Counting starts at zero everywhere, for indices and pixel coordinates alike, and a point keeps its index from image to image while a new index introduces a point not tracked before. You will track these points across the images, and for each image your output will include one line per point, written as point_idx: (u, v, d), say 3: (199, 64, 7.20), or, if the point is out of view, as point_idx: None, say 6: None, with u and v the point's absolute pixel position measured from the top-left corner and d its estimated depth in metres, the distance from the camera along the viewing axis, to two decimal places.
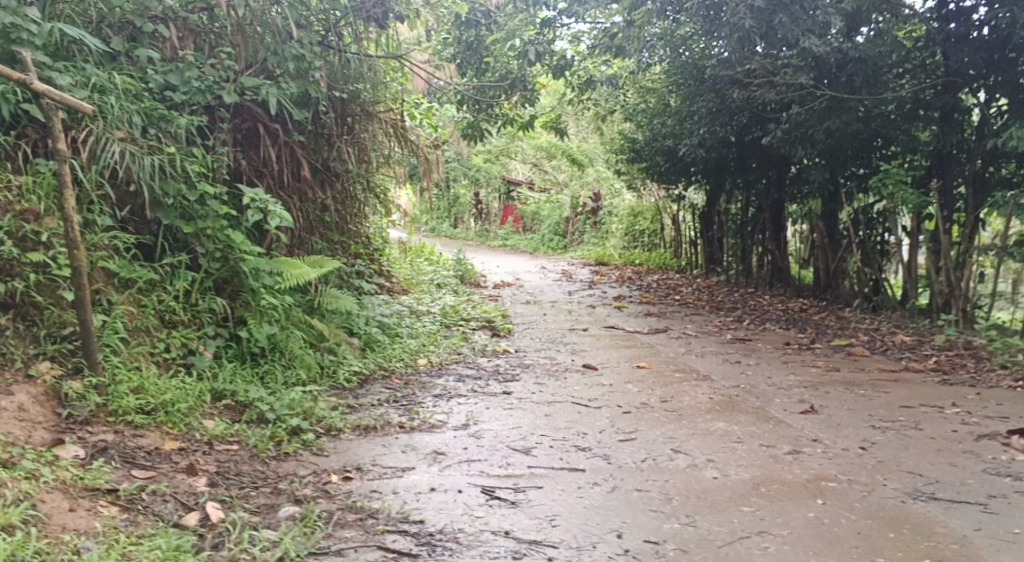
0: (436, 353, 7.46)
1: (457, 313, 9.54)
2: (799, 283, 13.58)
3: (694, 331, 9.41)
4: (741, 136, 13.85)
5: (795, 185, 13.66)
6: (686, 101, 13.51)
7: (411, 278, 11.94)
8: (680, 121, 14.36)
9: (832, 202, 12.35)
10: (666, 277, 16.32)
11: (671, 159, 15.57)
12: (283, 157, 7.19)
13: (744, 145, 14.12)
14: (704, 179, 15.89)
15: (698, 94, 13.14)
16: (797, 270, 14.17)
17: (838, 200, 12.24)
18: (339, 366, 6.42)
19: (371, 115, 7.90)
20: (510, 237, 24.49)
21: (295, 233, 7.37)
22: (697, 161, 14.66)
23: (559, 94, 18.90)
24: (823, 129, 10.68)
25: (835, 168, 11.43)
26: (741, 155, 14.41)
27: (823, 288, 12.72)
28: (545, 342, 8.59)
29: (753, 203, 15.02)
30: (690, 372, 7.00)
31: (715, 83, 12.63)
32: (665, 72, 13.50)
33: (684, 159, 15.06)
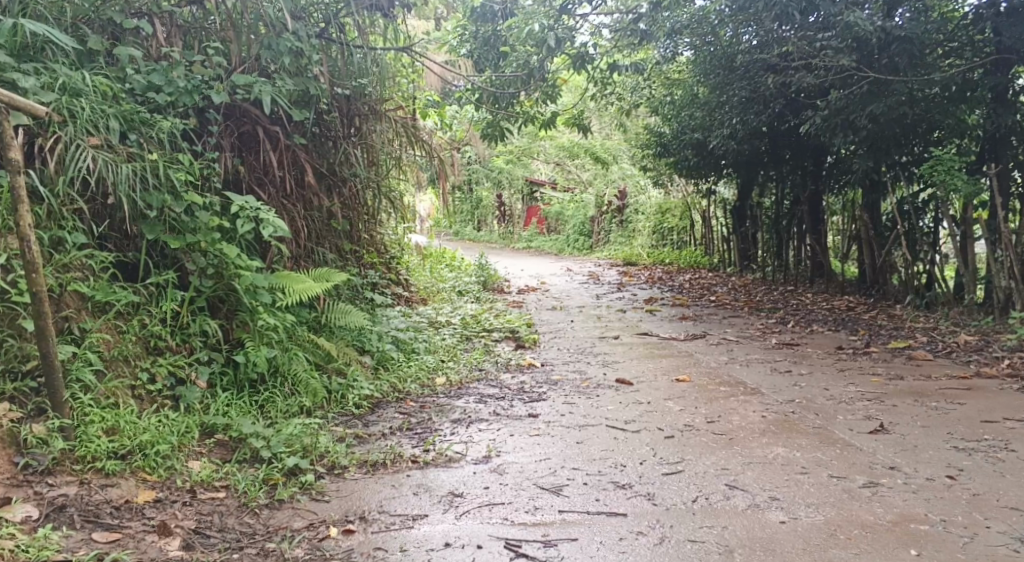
0: (455, 370, 6.86)
1: (477, 323, 8.93)
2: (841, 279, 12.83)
3: (734, 336, 8.72)
4: (775, 126, 13.13)
5: (833, 175, 12.94)
6: (716, 91, 12.80)
7: (431, 287, 11.35)
8: (710, 112, 13.65)
9: (875, 192, 11.61)
10: (698, 276, 15.61)
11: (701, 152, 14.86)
12: (284, 161, 6.61)
13: (777, 135, 13.40)
14: (735, 173, 15.16)
15: (728, 82, 12.43)
16: (838, 266, 13.43)
17: (881, 189, 11.50)
18: (348, 390, 5.81)
19: (380, 115, 7.27)
20: (534, 239, 23.85)
21: (300, 244, 6.79)
22: (728, 154, 13.95)
23: (581, 89, 18.22)
24: (868, 115, 9.94)
25: (880, 156, 10.69)
26: (773, 146, 13.70)
27: (869, 284, 11.98)
28: (574, 353, 7.95)
29: (788, 197, 14.29)
30: (736, 385, 6.34)
31: (748, 69, 11.90)
32: (693, 60, 12.80)
33: (715, 152, 14.36)
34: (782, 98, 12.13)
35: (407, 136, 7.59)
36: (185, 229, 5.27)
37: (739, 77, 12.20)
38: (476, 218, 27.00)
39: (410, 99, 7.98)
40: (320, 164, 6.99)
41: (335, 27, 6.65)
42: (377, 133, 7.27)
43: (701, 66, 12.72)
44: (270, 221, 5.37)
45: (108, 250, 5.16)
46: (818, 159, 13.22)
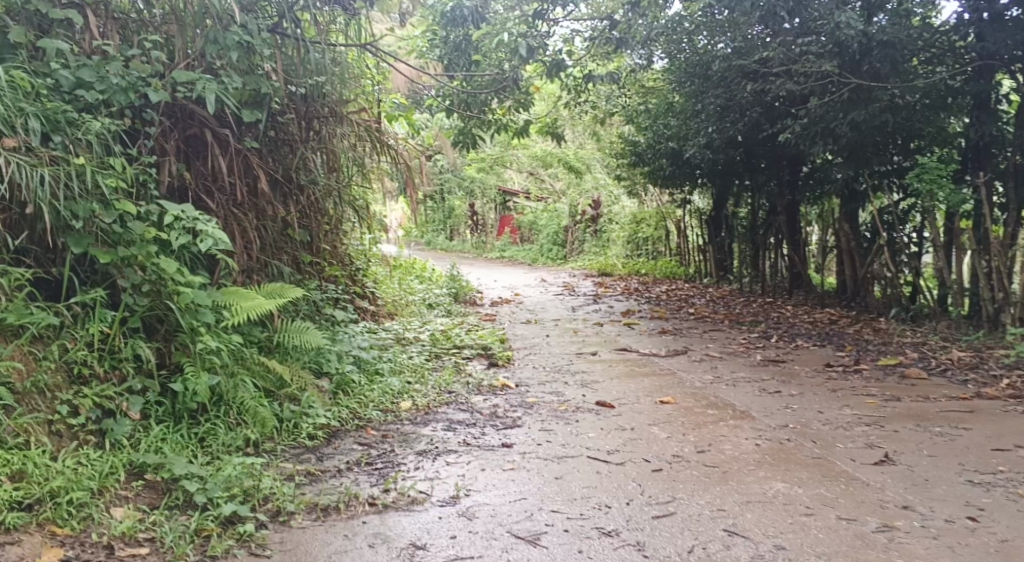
0: (422, 393, 6.33)
1: (448, 339, 8.41)
2: (823, 291, 12.44)
3: (717, 352, 8.28)
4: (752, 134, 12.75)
5: (813, 183, 12.56)
6: (691, 101, 12.40)
7: (400, 300, 10.83)
8: (686, 120, 13.24)
9: (856, 200, 11.24)
10: (675, 287, 15.18)
11: (676, 162, 14.44)
12: (233, 167, 6.09)
13: (754, 144, 13.04)
14: (711, 182, 14.76)
15: (705, 89, 12.04)
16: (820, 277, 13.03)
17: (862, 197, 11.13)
18: (302, 418, 5.27)
19: (340, 118, 6.74)
20: (507, 249, 23.35)
21: (253, 257, 6.25)
22: (704, 163, 13.56)
23: (553, 97, 17.78)
24: (851, 121, 9.56)
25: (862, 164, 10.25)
26: (750, 154, 13.31)
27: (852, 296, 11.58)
28: (550, 371, 7.46)
29: (765, 206, 13.88)
30: (725, 408, 5.88)
31: (724, 74, 11.51)
32: (668, 67, 12.41)
33: (691, 161, 13.96)
34: (761, 105, 11.75)
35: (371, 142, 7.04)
36: (118, 241, 4.76)
37: (716, 84, 11.80)
38: (448, 229, 26.54)
39: (374, 101, 7.46)
40: (274, 170, 6.46)
41: (288, 22, 6.14)
42: (337, 137, 6.73)
43: (676, 73, 12.33)
44: (209, 232, 4.88)
45: (25, 266, 4.64)
46: (797, 168, 12.84)
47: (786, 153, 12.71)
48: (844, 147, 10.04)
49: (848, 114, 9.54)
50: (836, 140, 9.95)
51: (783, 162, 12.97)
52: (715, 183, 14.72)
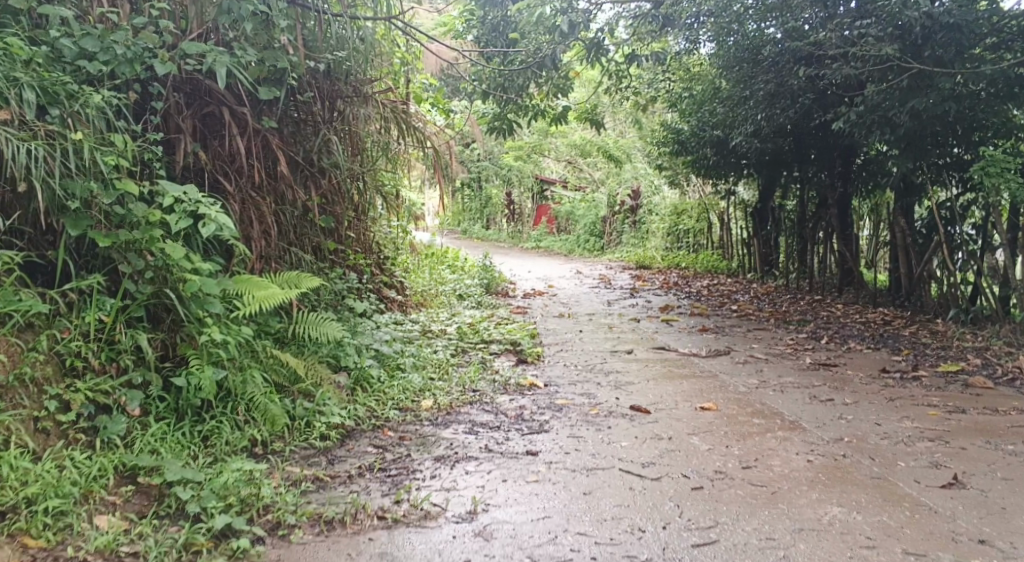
0: (446, 391, 5.95)
1: (476, 333, 8.03)
2: (873, 289, 11.87)
3: (762, 354, 7.81)
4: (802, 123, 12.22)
5: (865, 175, 12.01)
6: (738, 87, 11.90)
7: (429, 290, 10.48)
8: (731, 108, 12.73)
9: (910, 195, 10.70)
10: (715, 282, 14.67)
11: (721, 151, 13.93)
12: (251, 147, 5.76)
13: (802, 134, 12.51)
14: (756, 173, 14.23)
15: (753, 75, 11.52)
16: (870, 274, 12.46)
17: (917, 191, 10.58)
18: (315, 416, 4.91)
19: (365, 97, 6.38)
20: (543, 239, 22.94)
21: (271, 244, 5.89)
22: (751, 153, 13.04)
23: (594, 83, 17.32)
24: (910, 110, 9.01)
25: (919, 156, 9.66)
26: (798, 144, 12.78)
27: (906, 296, 11.01)
28: (583, 370, 7.05)
29: (812, 199, 13.33)
30: (772, 417, 5.44)
31: (775, 59, 10.99)
32: (714, 52, 11.92)
33: (736, 150, 13.45)
34: (812, 92, 11.21)
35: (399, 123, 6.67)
36: (119, 224, 4.45)
37: (766, 69, 11.28)
38: (484, 216, 26.28)
39: (402, 81, 7.10)
40: (295, 152, 6.11)
41: None
42: (362, 117, 6.38)
43: (723, 58, 11.82)
44: (214, 217, 4.52)
45: (15, 247, 4.35)
46: (848, 160, 12.28)
47: (837, 143, 12.16)
48: (901, 137, 9.49)
49: (907, 104, 9.01)
50: (894, 129, 9.41)
51: (833, 153, 12.41)
52: (760, 174, 14.19)
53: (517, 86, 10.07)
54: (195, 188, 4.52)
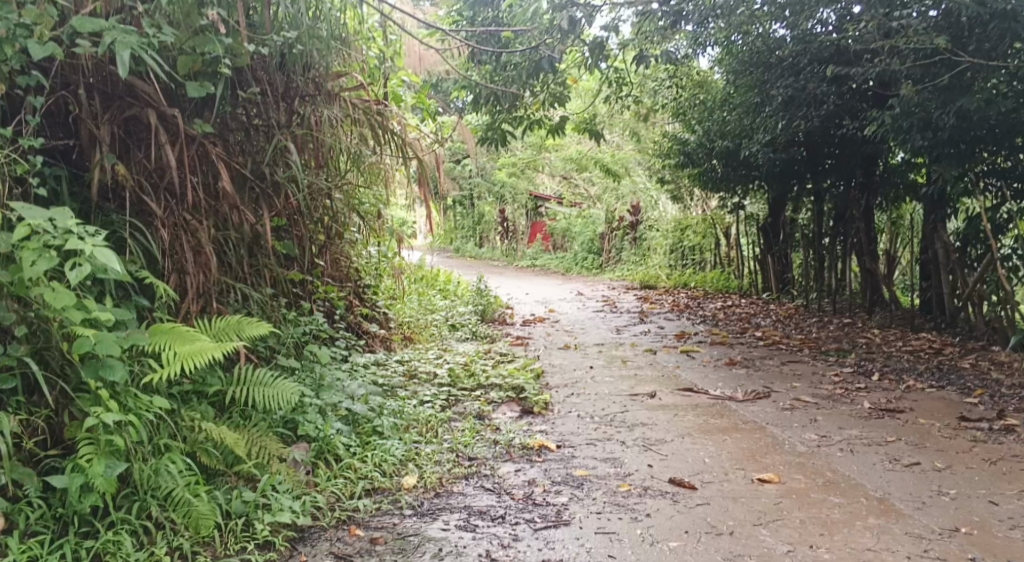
0: (435, 460, 4.71)
1: (470, 376, 6.79)
2: (910, 310, 10.71)
3: (812, 399, 6.62)
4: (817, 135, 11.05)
5: (895, 184, 10.86)
6: (750, 94, 10.76)
7: (417, 322, 9.23)
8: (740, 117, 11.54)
9: (939, 209, 9.87)
10: (730, 303, 13.44)
11: (732, 165, 12.67)
12: (184, 159, 4.55)
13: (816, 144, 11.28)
14: (767, 186, 13.03)
15: (769, 80, 10.38)
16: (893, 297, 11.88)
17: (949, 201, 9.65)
18: (255, 513, 3.78)
19: (330, 96, 5.18)
20: (539, 258, 21.73)
21: (208, 279, 4.64)
22: (762, 164, 11.77)
23: (591, 92, 16.15)
24: (957, 110, 7.87)
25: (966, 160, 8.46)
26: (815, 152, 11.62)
27: (952, 319, 9.84)
28: (599, 423, 5.83)
29: (831, 213, 12.15)
30: (854, 498, 4.27)
31: (798, 58, 9.81)
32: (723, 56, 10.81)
33: (749, 161, 12.24)
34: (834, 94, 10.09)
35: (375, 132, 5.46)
36: None
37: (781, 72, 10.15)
38: (477, 235, 25.29)
39: (377, 78, 5.93)
40: (241, 163, 4.89)
41: None
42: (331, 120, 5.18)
43: (733, 61, 10.69)
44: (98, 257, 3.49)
45: None
46: (871, 166, 11.06)
47: (859, 150, 10.87)
48: (948, 140, 8.31)
49: (953, 104, 7.88)
50: (936, 132, 8.28)
51: (854, 161, 11.20)
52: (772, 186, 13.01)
53: (511, 92, 8.95)
54: (66, 211, 3.53)
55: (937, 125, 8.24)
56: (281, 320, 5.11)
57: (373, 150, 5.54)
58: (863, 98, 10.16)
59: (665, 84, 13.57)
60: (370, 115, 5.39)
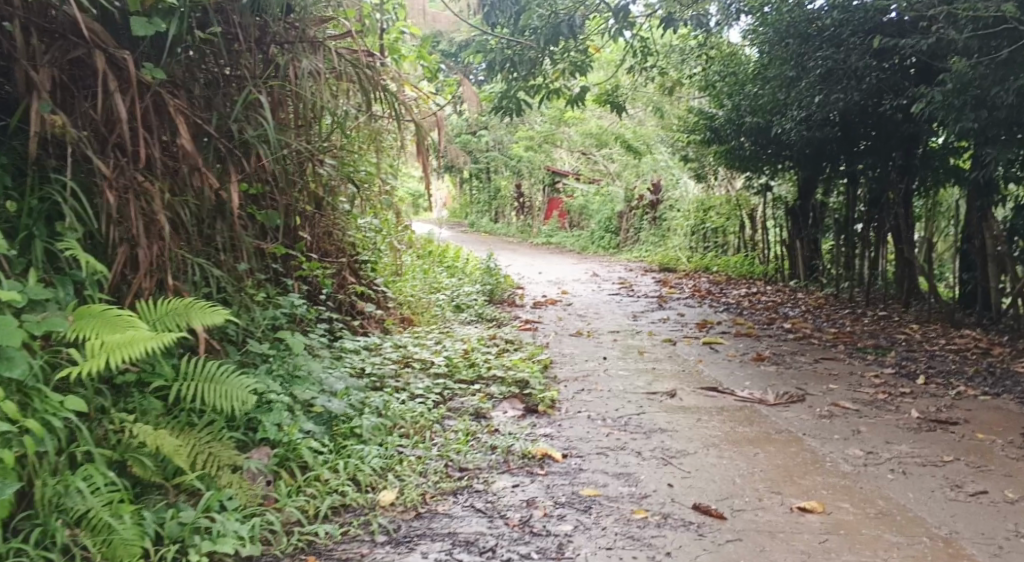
0: (422, 467, 4.03)
1: (470, 366, 6.13)
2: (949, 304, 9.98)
3: (852, 405, 5.93)
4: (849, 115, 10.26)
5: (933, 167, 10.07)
6: (783, 68, 9.93)
7: (419, 301, 8.55)
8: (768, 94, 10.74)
9: (984, 195, 9.17)
10: (754, 290, 12.69)
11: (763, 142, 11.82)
12: (137, 112, 3.87)
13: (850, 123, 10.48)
14: (795, 167, 12.25)
15: (804, 55, 9.61)
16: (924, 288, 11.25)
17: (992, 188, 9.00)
18: (191, 539, 3.32)
19: (312, 44, 4.49)
20: (554, 235, 21.02)
21: (159, 253, 3.96)
22: (794, 143, 11.01)
23: (614, 63, 15.38)
24: (1017, 88, 7.17)
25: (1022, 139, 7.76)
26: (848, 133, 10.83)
27: (993, 317, 9.15)
28: (613, 427, 5.16)
29: (863, 198, 11.38)
30: (915, 537, 3.61)
31: (840, 29, 9.09)
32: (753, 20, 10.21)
33: (779, 140, 11.46)
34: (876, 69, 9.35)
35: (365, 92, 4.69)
36: None
37: (820, 44, 9.42)
38: (492, 210, 24.66)
39: (374, 28, 5.24)
40: (206, 119, 4.21)
41: None
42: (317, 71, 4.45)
43: (768, 31, 10.00)
44: None
45: None
46: (911, 148, 10.20)
47: (898, 130, 10.03)
48: (1003, 121, 7.58)
49: (1015, 80, 7.16)
50: (993, 111, 7.55)
51: (891, 141, 10.33)
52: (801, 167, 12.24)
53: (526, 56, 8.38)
54: None
55: (992, 103, 7.52)
56: (246, 301, 4.45)
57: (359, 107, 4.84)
58: (904, 76, 9.39)
59: (694, 54, 12.78)
60: (358, 69, 4.63)
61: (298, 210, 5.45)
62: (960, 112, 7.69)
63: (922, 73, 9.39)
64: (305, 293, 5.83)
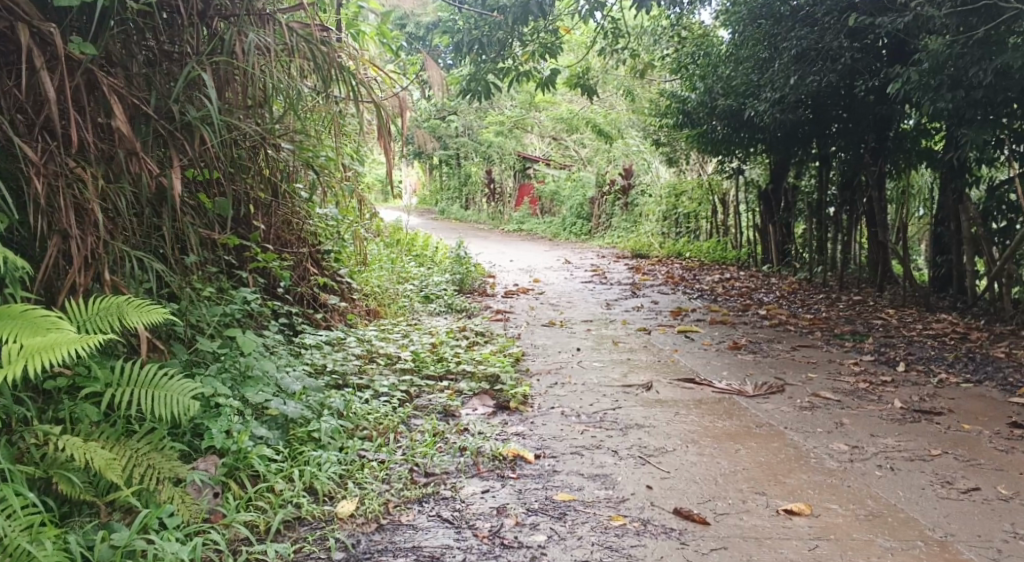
0: (384, 473, 3.77)
1: (437, 361, 5.85)
2: (924, 287, 9.82)
3: (835, 396, 5.72)
4: (821, 99, 9.97)
5: (906, 150, 9.86)
6: (757, 48, 9.91)
7: (386, 291, 8.26)
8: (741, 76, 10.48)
9: (956, 175, 9.03)
10: (728, 276, 12.50)
11: (734, 128, 11.53)
12: (65, 90, 3.58)
13: (820, 105, 10.11)
14: (765, 151, 12.04)
15: (784, 35, 9.41)
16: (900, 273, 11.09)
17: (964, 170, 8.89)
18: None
19: (262, 20, 4.22)
20: (526, 222, 20.77)
21: (93, 242, 3.66)
22: (767, 128, 10.68)
23: (584, 46, 15.14)
24: (995, 68, 7.00)
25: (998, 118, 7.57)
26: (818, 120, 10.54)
27: (967, 301, 9.02)
28: (587, 425, 4.91)
29: (834, 181, 11.18)
30: (910, 545, 3.42)
31: (814, 8, 9.00)
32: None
33: (751, 124, 11.22)
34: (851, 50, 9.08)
35: (319, 71, 4.37)
36: None
37: (794, 25, 9.25)
38: (462, 196, 24.39)
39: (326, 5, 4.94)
40: (145, 99, 3.95)
41: None
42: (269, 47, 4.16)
43: (743, 11, 9.79)
44: None
45: None
46: (883, 130, 9.92)
47: (871, 113, 9.73)
48: (981, 100, 7.41)
49: (992, 60, 6.99)
50: (970, 91, 7.39)
51: (863, 124, 10.03)
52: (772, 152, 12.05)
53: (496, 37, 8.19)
54: None
55: (970, 81, 7.35)
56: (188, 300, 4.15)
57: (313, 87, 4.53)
58: (876, 57, 9.16)
59: (666, 35, 12.53)
60: (311, 44, 4.31)
61: (252, 199, 5.14)
62: (937, 91, 7.52)
63: (894, 55, 9.12)
64: (261, 285, 5.53)
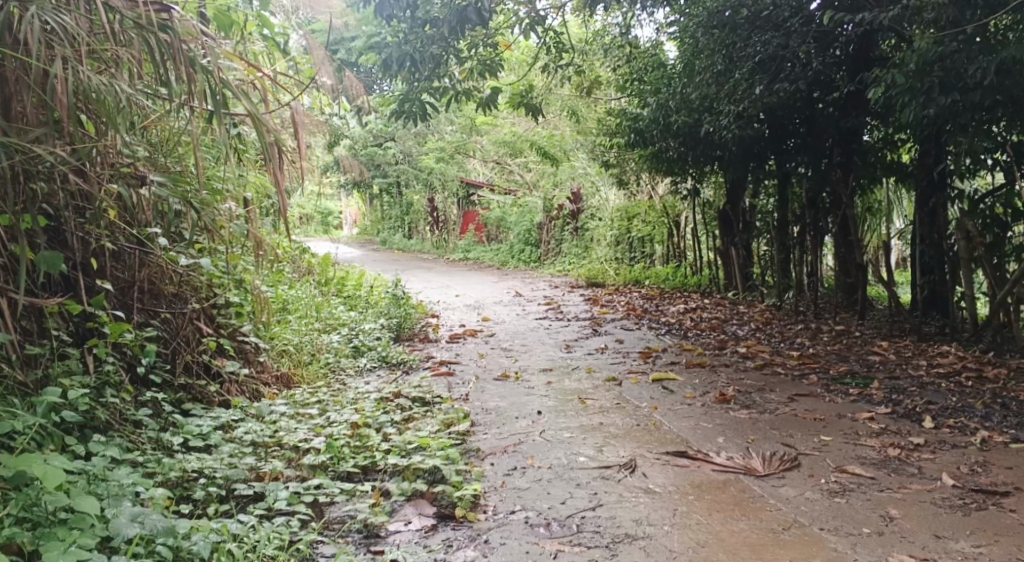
0: None
1: (360, 451, 4.51)
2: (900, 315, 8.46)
3: (871, 473, 4.51)
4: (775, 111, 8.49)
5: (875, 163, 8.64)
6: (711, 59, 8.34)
7: (304, 346, 6.87)
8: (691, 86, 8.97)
9: (935, 190, 7.94)
10: (692, 304, 11.27)
11: (687, 148, 10.24)
12: None
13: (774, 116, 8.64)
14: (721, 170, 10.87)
15: (736, 39, 7.90)
16: (885, 297, 9.95)
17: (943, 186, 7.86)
18: None
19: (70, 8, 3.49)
20: (471, 250, 19.49)
21: None
22: (718, 140, 9.16)
23: (526, 63, 14.02)
24: (999, 64, 5.78)
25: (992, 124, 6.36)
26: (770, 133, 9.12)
27: (953, 326, 7.63)
28: (555, 537, 3.76)
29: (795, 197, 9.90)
30: None
31: (777, 9, 7.55)
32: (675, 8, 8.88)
33: (702, 137, 9.84)
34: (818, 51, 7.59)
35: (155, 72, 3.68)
36: None
37: (756, 27, 7.74)
38: (405, 226, 23.10)
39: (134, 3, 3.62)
40: None
41: None
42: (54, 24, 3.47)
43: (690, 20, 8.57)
44: None
45: None
46: (849, 143, 8.61)
47: (836, 125, 8.42)
48: (977, 103, 6.15)
49: (995, 56, 5.79)
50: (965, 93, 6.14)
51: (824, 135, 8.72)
52: (725, 171, 10.84)
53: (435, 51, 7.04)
54: None
55: (964, 82, 6.12)
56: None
57: (143, 89, 3.84)
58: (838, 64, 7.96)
59: (615, 47, 11.33)
60: (143, 31, 3.60)
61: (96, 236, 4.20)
62: (926, 95, 6.21)
63: (857, 61, 8.00)
64: (89, 367, 4.16)
